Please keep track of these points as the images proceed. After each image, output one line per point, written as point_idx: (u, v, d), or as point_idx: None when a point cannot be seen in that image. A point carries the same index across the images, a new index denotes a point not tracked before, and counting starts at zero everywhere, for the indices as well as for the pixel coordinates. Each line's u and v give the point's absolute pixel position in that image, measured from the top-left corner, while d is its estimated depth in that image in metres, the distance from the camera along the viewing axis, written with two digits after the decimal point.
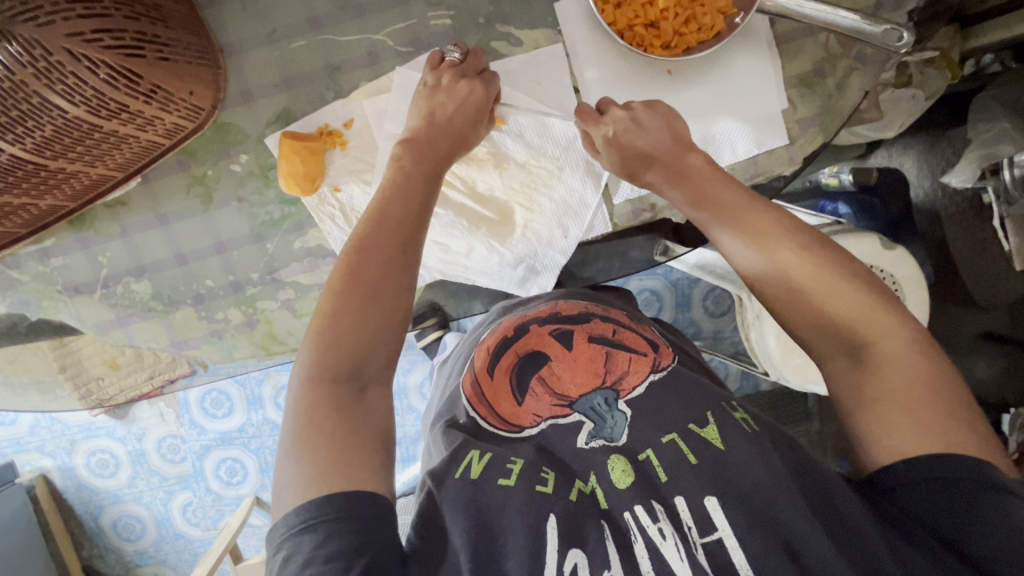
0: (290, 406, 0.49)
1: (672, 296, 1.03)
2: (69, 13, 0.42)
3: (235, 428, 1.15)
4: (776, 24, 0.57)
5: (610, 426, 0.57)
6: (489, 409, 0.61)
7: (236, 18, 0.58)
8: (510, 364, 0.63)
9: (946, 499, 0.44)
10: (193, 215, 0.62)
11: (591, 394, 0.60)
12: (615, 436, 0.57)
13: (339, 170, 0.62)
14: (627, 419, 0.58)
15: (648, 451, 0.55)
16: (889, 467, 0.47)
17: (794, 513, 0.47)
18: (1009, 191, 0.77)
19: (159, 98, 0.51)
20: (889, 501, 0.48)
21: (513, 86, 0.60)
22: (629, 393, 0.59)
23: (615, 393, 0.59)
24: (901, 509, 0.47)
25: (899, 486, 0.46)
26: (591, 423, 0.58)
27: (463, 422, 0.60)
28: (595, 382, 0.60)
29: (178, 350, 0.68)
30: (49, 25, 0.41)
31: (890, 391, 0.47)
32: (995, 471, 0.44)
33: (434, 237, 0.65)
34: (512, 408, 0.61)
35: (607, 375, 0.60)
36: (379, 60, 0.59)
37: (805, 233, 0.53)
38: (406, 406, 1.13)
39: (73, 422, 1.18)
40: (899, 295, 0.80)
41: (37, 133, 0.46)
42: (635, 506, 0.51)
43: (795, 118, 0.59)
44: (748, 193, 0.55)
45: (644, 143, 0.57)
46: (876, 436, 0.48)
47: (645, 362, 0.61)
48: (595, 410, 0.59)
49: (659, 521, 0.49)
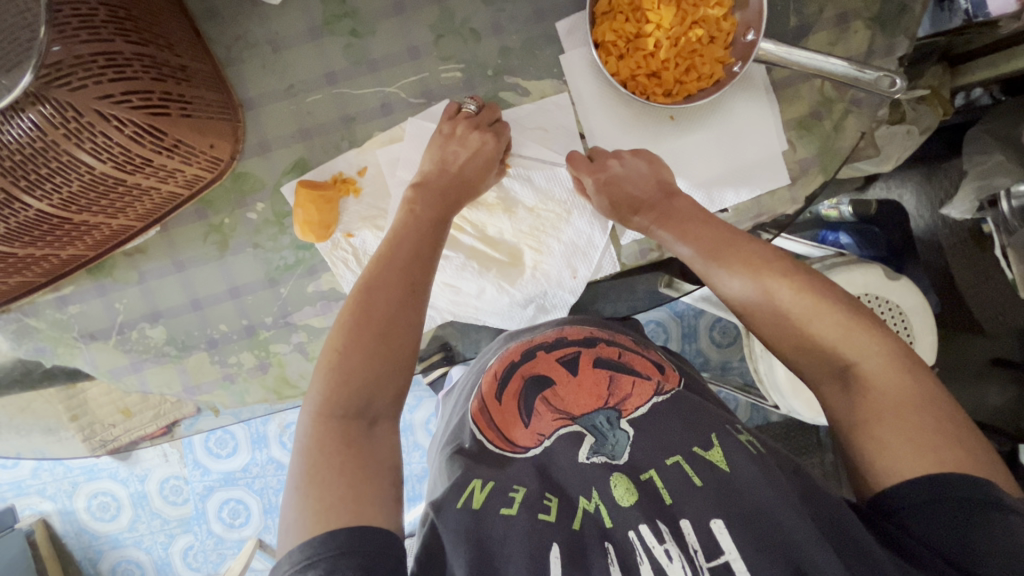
0: (301, 441, 0.49)
1: (677, 327, 1.04)
2: (101, 78, 0.44)
3: (239, 468, 1.14)
4: (773, 71, 0.60)
5: (611, 444, 0.57)
6: (497, 433, 0.60)
7: (256, 75, 0.61)
8: (517, 389, 0.62)
9: (953, 523, 0.43)
10: (208, 260, 0.64)
11: (593, 413, 0.60)
12: (617, 454, 0.56)
13: (353, 216, 0.63)
14: (629, 439, 0.57)
15: (651, 471, 0.54)
16: (892, 488, 0.45)
17: (805, 537, 0.46)
18: (1008, 221, 0.77)
19: (181, 152, 0.52)
20: (892, 523, 0.46)
21: (522, 134, 0.62)
22: (631, 413, 0.59)
23: (618, 413, 0.59)
24: (905, 531, 0.45)
25: (905, 508, 0.45)
26: (593, 438, 0.58)
27: (468, 445, 0.60)
28: (598, 403, 0.60)
29: (190, 395, 0.68)
30: (81, 89, 0.43)
31: (891, 405, 0.47)
32: (1003, 494, 0.43)
33: (445, 279, 0.66)
34: (518, 432, 0.60)
35: (610, 397, 0.60)
36: (392, 111, 0.61)
37: (793, 260, 0.54)
38: (412, 443, 1.11)
39: (76, 464, 1.17)
40: (907, 326, 0.80)
41: (64, 189, 0.48)
42: (640, 526, 0.50)
43: (795, 159, 0.61)
44: (732, 227, 0.57)
45: (636, 189, 0.59)
46: (876, 458, 0.47)
47: (647, 386, 0.61)
48: (597, 428, 0.58)
49: (665, 542, 0.49)
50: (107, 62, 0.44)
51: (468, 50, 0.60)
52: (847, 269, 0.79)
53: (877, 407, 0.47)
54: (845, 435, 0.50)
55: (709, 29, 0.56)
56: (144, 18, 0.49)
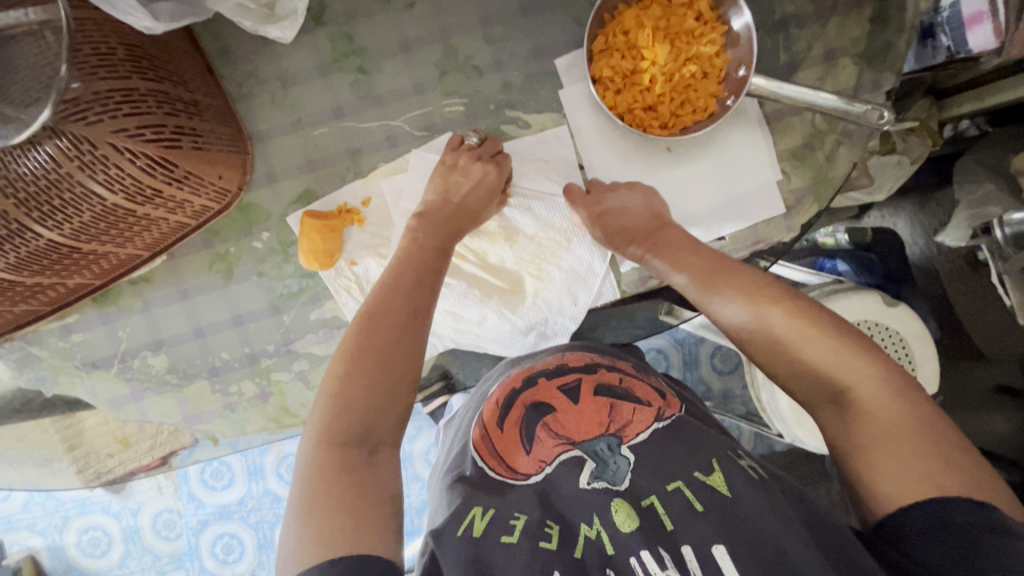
0: (300, 470, 0.48)
1: (678, 355, 1.04)
2: (117, 113, 0.45)
3: (234, 501, 1.12)
4: (766, 104, 0.62)
5: (612, 470, 0.56)
6: (499, 460, 0.60)
7: (265, 109, 0.63)
8: (518, 416, 0.62)
9: (958, 550, 0.42)
10: (212, 289, 0.64)
11: (594, 440, 0.59)
12: (618, 480, 0.56)
13: (357, 245, 0.64)
14: (630, 464, 0.57)
15: (652, 497, 0.54)
16: (898, 513, 0.45)
17: (810, 565, 0.45)
18: (1002, 247, 0.78)
19: (190, 183, 0.54)
20: (897, 552, 0.45)
21: (523, 165, 0.64)
22: (632, 439, 0.59)
23: (618, 438, 0.59)
24: (910, 559, 0.44)
25: (910, 534, 0.44)
26: (593, 464, 0.57)
27: (469, 473, 0.59)
28: (599, 430, 0.60)
29: (190, 424, 0.68)
30: (97, 123, 0.44)
31: (889, 429, 0.47)
32: (1010, 519, 0.42)
33: (447, 307, 0.67)
34: (520, 459, 0.60)
35: (611, 423, 0.60)
36: (397, 144, 0.63)
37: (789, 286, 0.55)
38: (412, 475, 1.10)
39: (68, 497, 1.15)
40: (907, 352, 0.81)
41: (75, 219, 0.49)
42: (641, 552, 0.49)
43: (789, 188, 0.62)
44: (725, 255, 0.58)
45: (629, 221, 0.60)
46: (878, 482, 0.46)
47: (647, 412, 0.61)
48: (599, 454, 0.58)
49: (667, 568, 0.48)
50: (123, 98, 0.46)
51: (470, 85, 0.63)
52: (845, 296, 0.80)
53: (875, 431, 0.47)
54: (847, 460, 0.49)
55: (702, 66, 0.58)
56: (159, 57, 0.52)
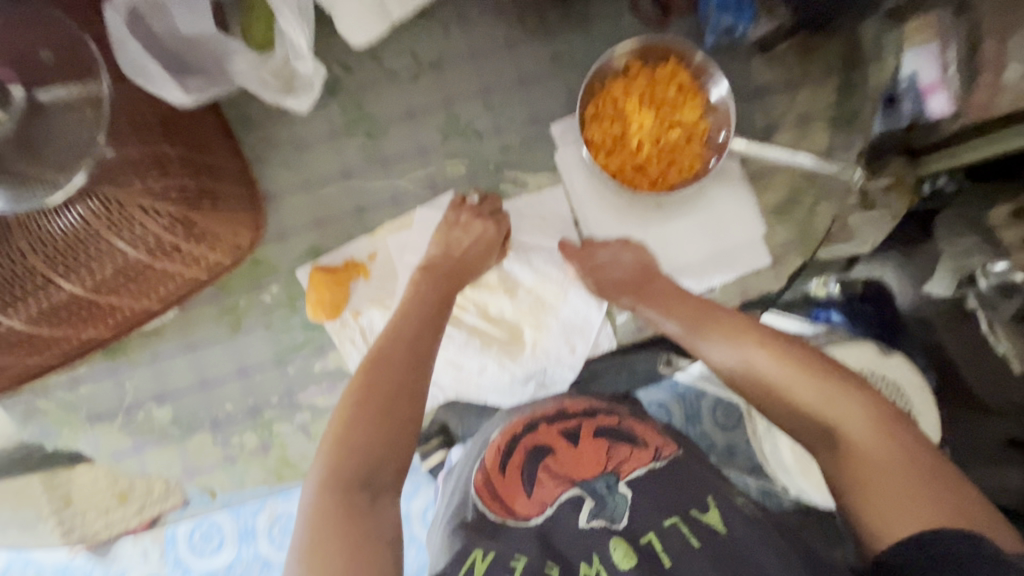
0: (301, 520, 0.48)
1: (681, 409, 1.02)
2: (147, 177, 0.49)
3: (223, 566, 1.08)
4: (747, 164, 0.66)
5: (611, 508, 0.57)
6: (502, 505, 0.59)
7: (278, 171, 0.67)
8: (521, 459, 0.60)
9: None
10: (219, 341, 0.66)
11: (594, 479, 0.59)
12: (616, 518, 0.56)
13: (361, 297, 0.67)
14: (627, 502, 0.57)
15: (650, 534, 0.54)
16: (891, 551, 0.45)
17: None
18: (988, 297, 0.80)
19: (207, 239, 0.57)
20: None
21: (521, 221, 0.68)
22: (629, 476, 0.59)
23: (616, 477, 0.59)
24: None
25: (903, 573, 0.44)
26: (592, 502, 0.57)
27: (472, 518, 0.58)
28: (597, 470, 0.59)
29: (188, 477, 0.68)
30: (127, 184, 0.48)
31: (881, 466, 0.47)
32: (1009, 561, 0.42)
33: (448, 357, 0.68)
34: (523, 503, 0.58)
35: (609, 462, 0.60)
36: (401, 202, 0.68)
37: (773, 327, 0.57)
38: (409, 536, 1.06)
39: (48, 562, 1.11)
40: (907, 402, 0.81)
41: (97, 273, 0.52)
42: None
43: (772, 241, 0.66)
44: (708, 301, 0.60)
45: (621, 273, 0.63)
46: (871, 519, 0.47)
47: (645, 452, 0.60)
48: (597, 493, 0.57)
49: None
50: (153, 163, 0.50)
51: (470, 148, 0.67)
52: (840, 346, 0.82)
53: (867, 468, 0.48)
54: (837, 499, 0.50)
55: (685, 129, 0.63)
56: (183, 124, 0.56)
